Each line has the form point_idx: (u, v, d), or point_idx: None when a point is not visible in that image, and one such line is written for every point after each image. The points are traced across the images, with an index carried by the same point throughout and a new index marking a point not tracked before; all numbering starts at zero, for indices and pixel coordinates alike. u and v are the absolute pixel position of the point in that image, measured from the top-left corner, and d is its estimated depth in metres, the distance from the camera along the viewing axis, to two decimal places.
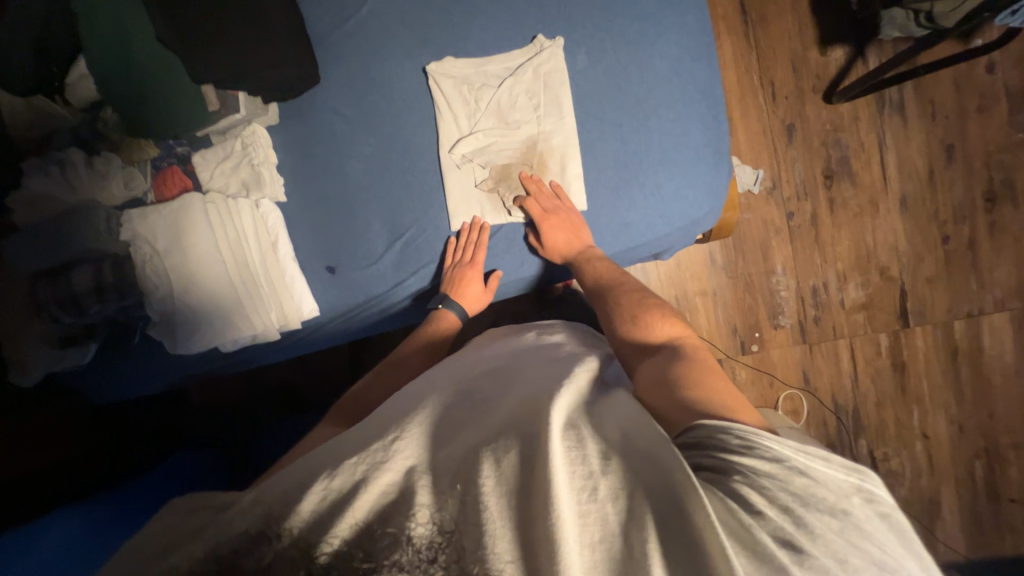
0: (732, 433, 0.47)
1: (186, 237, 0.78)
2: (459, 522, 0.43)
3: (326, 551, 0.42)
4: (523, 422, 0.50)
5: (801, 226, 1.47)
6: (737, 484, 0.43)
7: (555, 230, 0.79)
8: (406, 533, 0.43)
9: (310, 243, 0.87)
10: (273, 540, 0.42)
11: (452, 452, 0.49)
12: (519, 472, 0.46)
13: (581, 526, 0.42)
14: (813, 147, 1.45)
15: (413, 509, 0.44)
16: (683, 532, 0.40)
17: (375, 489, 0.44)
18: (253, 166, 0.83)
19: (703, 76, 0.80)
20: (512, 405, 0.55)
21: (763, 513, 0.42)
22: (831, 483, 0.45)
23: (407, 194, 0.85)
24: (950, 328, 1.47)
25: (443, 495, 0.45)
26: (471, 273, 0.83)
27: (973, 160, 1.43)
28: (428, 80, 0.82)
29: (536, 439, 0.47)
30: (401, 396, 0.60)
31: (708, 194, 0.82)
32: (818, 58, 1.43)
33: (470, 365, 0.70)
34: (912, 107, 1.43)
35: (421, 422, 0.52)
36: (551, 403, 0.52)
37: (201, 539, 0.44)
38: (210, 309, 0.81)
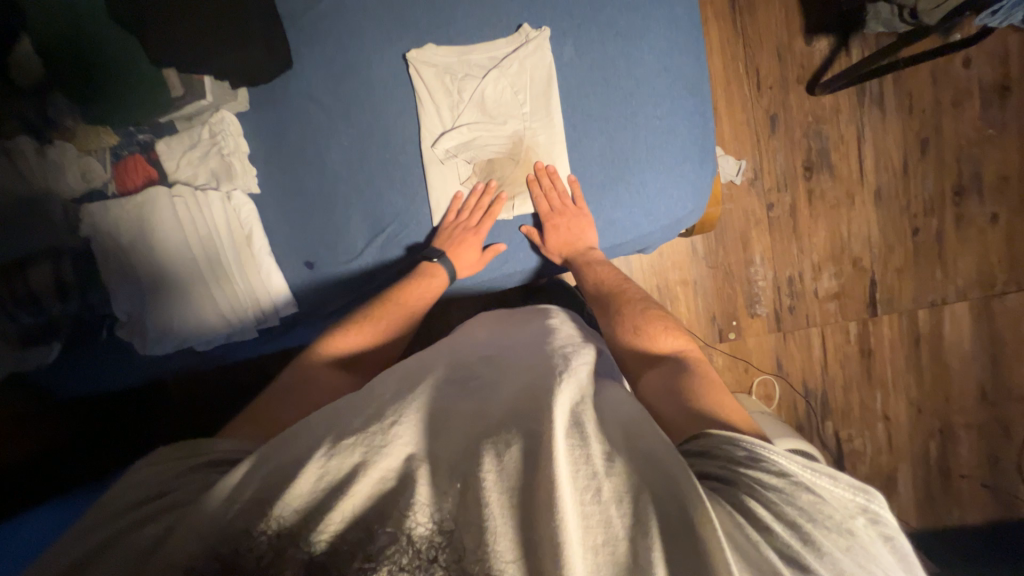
0: (738, 447, 0.49)
1: (151, 230, 0.74)
2: (459, 519, 0.43)
3: (321, 541, 0.42)
4: (523, 415, 0.50)
5: (780, 217, 1.50)
6: (744, 498, 0.44)
7: (560, 231, 0.80)
8: (406, 530, 0.43)
9: (286, 236, 0.83)
10: (267, 532, 0.42)
11: (450, 443, 0.48)
12: (521, 466, 0.45)
13: (585, 526, 0.42)
14: (794, 139, 1.46)
15: (411, 502, 0.44)
16: (688, 537, 0.41)
17: (372, 476, 0.44)
18: (223, 156, 0.79)
19: (690, 71, 0.79)
20: (510, 396, 0.55)
21: (770, 528, 0.42)
22: (836, 502, 0.44)
23: (387, 187, 0.82)
24: (914, 317, 1.53)
25: (444, 490, 0.45)
26: (471, 239, 0.81)
27: (945, 154, 1.47)
28: (409, 68, 0.79)
29: (539, 433, 0.47)
30: (394, 376, 0.59)
31: (693, 192, 0.81)
32: (803, 48, 1.42)
33: (464, 352, 0.68)
34: (891, 100, 1.45)
35: (418, 412, 0.51)
36: (554, 397, 0.51)
37: (189, 528, 0.42)
38: (184, 302, 0.78)
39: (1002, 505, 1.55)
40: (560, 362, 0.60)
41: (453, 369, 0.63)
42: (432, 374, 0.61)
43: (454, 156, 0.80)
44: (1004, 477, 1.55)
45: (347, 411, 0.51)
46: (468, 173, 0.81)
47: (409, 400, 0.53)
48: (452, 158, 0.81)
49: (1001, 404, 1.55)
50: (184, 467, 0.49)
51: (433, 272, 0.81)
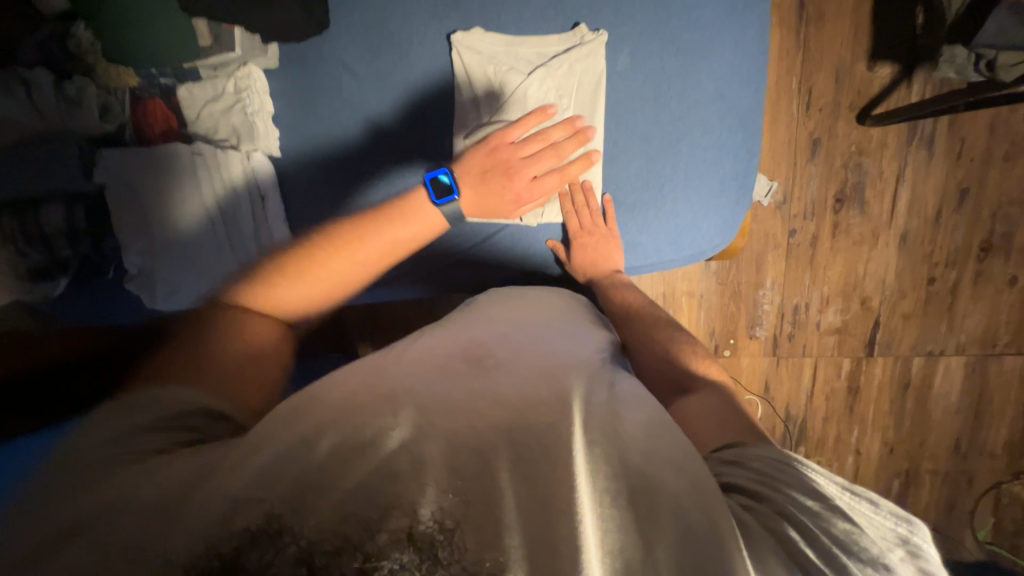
0: (776, 469, 0.47)
1: (166, 182, 0.73)
2: (466, 512, 0.39)
3: (314, 528, 0.38)
4: (543, 406, 0.47)
5: (800, 244, 1.47)
6: (776, 520, 0.43)
7: (588, 250, 0.79)
8: (413, 515, 0.38)
9: (304, 205, 0.81)
10: (256, 533, 0.38)
11: (464, 425, 0.45)
12: (540, 461, 0.43)
13: (607, 533, 0.40)
14: (833, 167, 1.41)
15: (422, 486, 0.40)
16: (712, 554, 0.39)
17: (380, 456, 0.41)
18: (246, 113, 0.75)
19: (746, 104, 0.75)
20: (524, 379, 0.51)
21: (799, 552, 0.41)
22: (876, 534, 0.43)
23: (413, 171, 0.80)
24: (909, 363, 1.55)
25: (453, 475, 0.41)
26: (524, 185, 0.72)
27: (982, 208, 1.42)
28: (452, 51, 0.75)
29: (558, 429, 0.45)
30: (408, 355, 0.57)
31: (722, 228, 0.79)
32: (863, 72, 1.34)
33: (474, 326, 0.64)
34: (941, 143, 1.39)
35: (431, 392, 0.48)
36: (573, 396, 0.49)
37: (187, 516, 0.39)
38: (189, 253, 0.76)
39: (947, 547, 1.63)
40: (576, 362, 0.57)
41: (465, 344, 0.59)
42: (442, 352, 0.57)
43: None
44: (955, 523, 1.63)
45: (349, 397, 0.48)
46: None
47: (419, 383, 0.50)
48: None
49: (971, 457, 1.60)
50: (166, 424, 0.48)
51: (416, 211, 0.69)
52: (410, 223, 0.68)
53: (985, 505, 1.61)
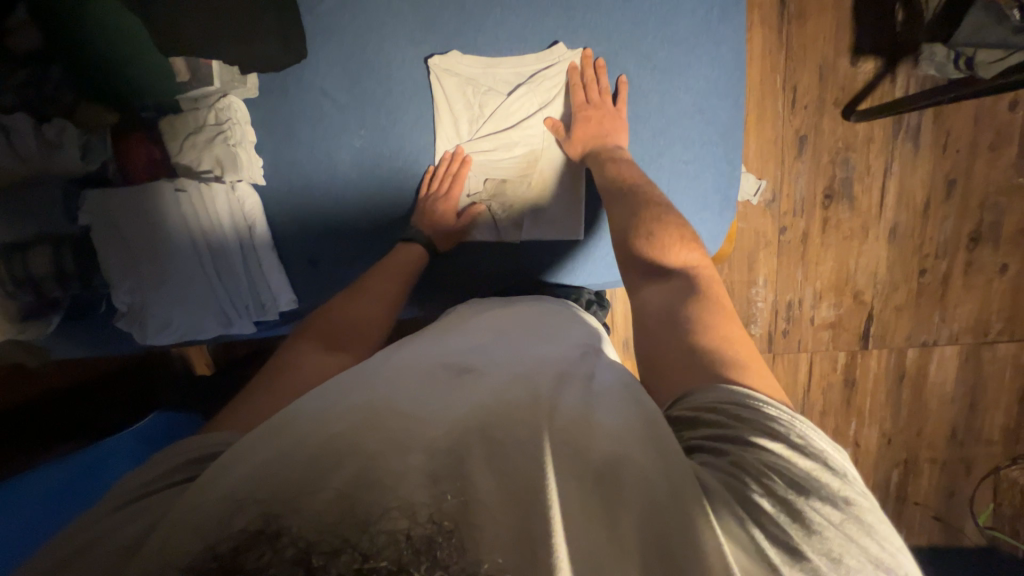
0: (736, 415, 0.46)
1: (151, 216, 0.73)
2: (461, 515, 0.38)
3: (307, 530, 0.36)
4: (519, 406, 0.48)
5: (791, 241, 1.48)
6: (739, 475, 0.42)
7: (590, 123, 0.74)
8: (404, 506, 0.38)
9: (291, 234, 0.83)
10: (252, 535, 0.36)
11: (442, 425, 0.45)
12: (514, 454, 0.43)
13: (576, 517, 0.39)
14: (820, 163, 1.41)
15: (404, 479, 0.39)
16: (689, 536, 0.38)
17: (360, 457, 0.41)
18: (229, 145, 0.75)
19: (725, 116, 0.74)
20: (499, 382, 0.53)
21: (764, 512, 0.40)
22: (825, 467, 0.42)
23: (397, 194, 0.81)
24: (903, 354, 1.56)
25: (435, 473, 0.40)
26: (447, 207, 0.79)
27: (969, 198, 1.43)
28: (431, 74, 0.75)
29: (528, 426, 0.45)
30: (384, 365, 0.57)
31: (706, 240, 0.79)
32: (847, 67, 1.34)
33: (453, 339, 0.66)
34: (926, 135, 1.39)
35: (409, 399, 0.49)
36: (546, 396, 0.50)
37: (172, 530, 0.38)
38: (176, 283, 0.77)
39: (947, 534, 1.65)
40: (549, 364, 0.58)
41: (439, 356, 0.60)
42: (418, 362, 0.58)
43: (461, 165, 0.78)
44: (955, 510, 1.64)
45: (332, 407, 0.48)
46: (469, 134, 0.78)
47: (394, 391, 0.51)
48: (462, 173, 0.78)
49: (969, 445, 1.61)
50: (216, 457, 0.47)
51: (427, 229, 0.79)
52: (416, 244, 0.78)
53: (984, 490, 1.63)
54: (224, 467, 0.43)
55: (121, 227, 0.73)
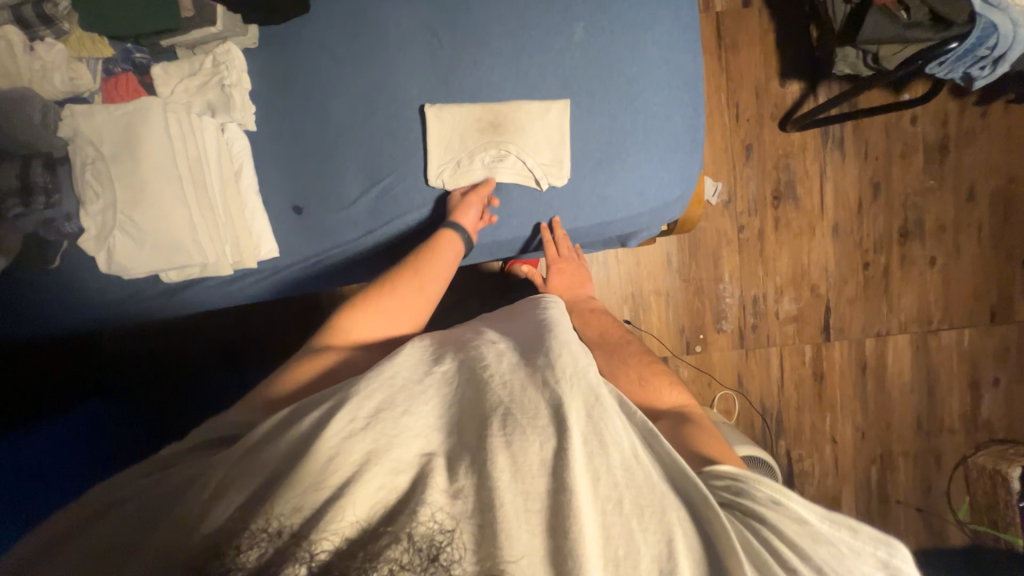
0: (757, 488, 0.48)
1: (138, 144, 0.71)
2: (479, 533, 0.39)
3: (312, 561, 0.36)
4: (538, 408, 0.46)
5: (750, 239, 1.60)
6: (768, 537, 0.44)
7: (563, 273, 0.89)
8: (405, 532, 0.38)
9: (277, 180, 0.84)
10: (254, 535, 0.37)
11: (460, 441, 0.44)
12: (538, 473, 0.42)
13: (601, 538, 0.40)
14: (766, 169, 1.59)
15: (417, 507, 0.39)
16: (707, 556, 0.42)
17: (371, 484, 0.40)
18: (223, 87, 0.76)
19: (688, 69, 0.84)
20: (517, 382, 0.49)
21: (796, 570, 0.43)
22: (858, 553, 0.45)
23: (389, 139, 0.83)
24: (862, 345, 1.65)
25: (453, 488, 0.41)
26: (471, 199, 0.82)
27: (893, 200, 1.62)
28: (427, 30, 0.80)
29: (554, 438, 0.43)
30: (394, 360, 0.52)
31: (680, 180, 0.86)
32: (777, 88, 1.57)
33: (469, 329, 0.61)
34: (849, 145, 1.60)
35: (433, 407, 0.47)
36: (569, 398, 0.46)
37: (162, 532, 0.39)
38: (157, 232, 0.73)
39: (932, 533, 1.65)
40: (564, 364, 0.49)
41: (454, 348, 0.56)
42: (434, 357, 0.54)
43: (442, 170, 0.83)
44: (936, 505, 1.65)
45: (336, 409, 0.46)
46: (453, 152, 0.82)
47: (418, 396, 0.48)
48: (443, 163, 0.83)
49: (934, 434, 1.67)
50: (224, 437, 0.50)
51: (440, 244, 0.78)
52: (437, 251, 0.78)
53: (958, 483, 1.65)
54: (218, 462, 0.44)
55: (109, 169, 0.71)
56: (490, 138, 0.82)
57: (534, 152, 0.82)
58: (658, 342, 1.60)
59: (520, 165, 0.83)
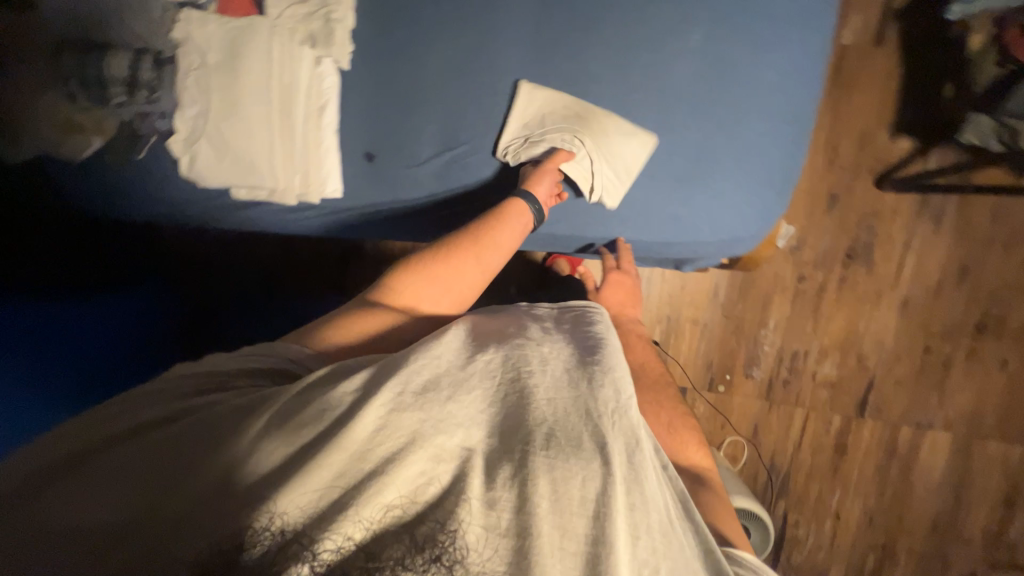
0: None
1: (240, 61, 0.75)
2: (511, 556, 0.39)
3: (323, 555, 0.37)
4: (585, 438, 0.45)
5: (807, 292, 1.51)
6: None
7: (620, 284, 0.84)
8: (437, 534, 0.39)
9: (357, 123, 0.84)
10: (256, 534, 0.37)
11: (501, 448, 0.44)
12: (576, 512, 0.41)
13: None
14: (846, 223, 1.48)
15: (455, 519, 0.40)
16: None
17: (410, 480, 0.41)
18: (327, 20, 0.77)
19: (802, 103, 0.78)
20: (563, 402, 0.47)
21: None
22: None
23: (473, 107, 0.82)
24: (897, 430, 1.54)
25: (488, 497, 0.41)
26: (548, 167, 0.80)
27: (979, 289, 1.48)
28: (540, 5, 0.77)
29: (602, 482, 0.42)
30: (439, 340, 0.51)
31: (760, 217, 0.81)
32: (885, 141, 1.44)
33: (511, 317, 0.59)
34: (948, 220, 1.47)
35: (476, 402, 0.46)
36: (614, 437, 0.45)
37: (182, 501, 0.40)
38: (238, 148, 0.77)
39: None
40: (607, 398, 0.48)
41: (497, 337, 0.53)
42: (479, 344, 0.52)
43: (513, 140, 0.81)
44: None
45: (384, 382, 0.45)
46: (529, 127, 0.80)
47: (461, 387, 0.46)
48: (514, 132, 0.80)
49: (948, 542, 1.56)
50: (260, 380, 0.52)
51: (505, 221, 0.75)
52: (501, 228, 0.74)
53: None
54: (243, 433, 0.43)
55: (210, 81, 0.75)
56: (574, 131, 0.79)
57: (611, 156, 0.77)
58: (681, 370, 1.56)
59: (591, 165, 0.79)
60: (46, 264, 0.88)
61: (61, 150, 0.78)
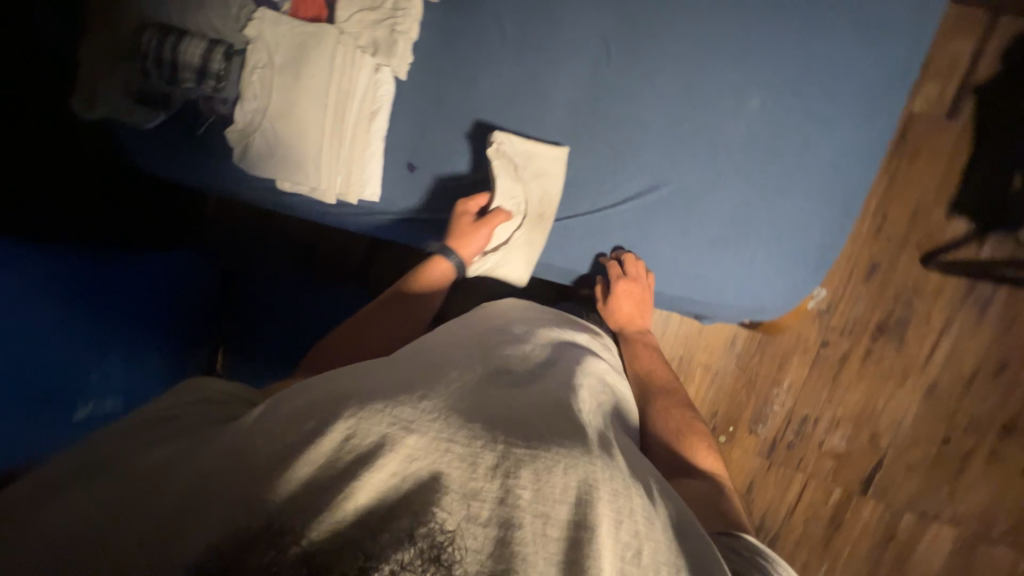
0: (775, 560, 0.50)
1: (305, 64, 0.78)
2: (495, 548, 0.38)
3: (317, 531, 0.36)
4: (562, 437, 0.46)
5: (829, 358, 1.47)
6: None
7: (631, 296, 0.79)
8: (423, 517, 0.38)
9: (405, 134, 0.85)
10: (253, 518, 0.37)
11: (481, 430, 0.44)
12: (558, 499, 0.41)
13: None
14: (883, 296, 1.42)
15: (439, 496, 0.39)
16: None
17: (392, 458, 0.40)
18: (393, 31, 0.79)
19: (855, 182, 0.75)
20: (538, 410, 0.49)
21: None
22: None
23: (519, 134, 0.81)
24: (899, 516, 1.49)
25: (469, 487, 0.40)
26: (482, 230, 0.78)
27: (1014, 388, 1.41)
28: (602, 46, 0.77)
29: (579, 467, 0.43)
30: (422, 359, 0.56)
31: (791, 289, 0.79)
32: (939, 219, 1.38)
33: (491, 343, 0.63)
34: (993, 311, 1.39)
35: (454, 397, 0.48)
36: (586, 436, 0.48)
37: (149, 508, 0.38)
38: (290, 145, 0.81)
39: None
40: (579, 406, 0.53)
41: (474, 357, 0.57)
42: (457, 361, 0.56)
43: (504, 150, 0.79)
44: None
45: (370, 382, 0.49)
46: (529, 148, 0.79)
47: (437, 388, 0.49)
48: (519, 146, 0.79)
49: None
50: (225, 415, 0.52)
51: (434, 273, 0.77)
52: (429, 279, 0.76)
53: None
54: (223, 446, 0.43)
55: (273, 81, 0.79)
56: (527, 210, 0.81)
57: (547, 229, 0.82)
58: None
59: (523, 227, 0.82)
60: (59, 217, 0.91)
61: (128, 118, 0.82)
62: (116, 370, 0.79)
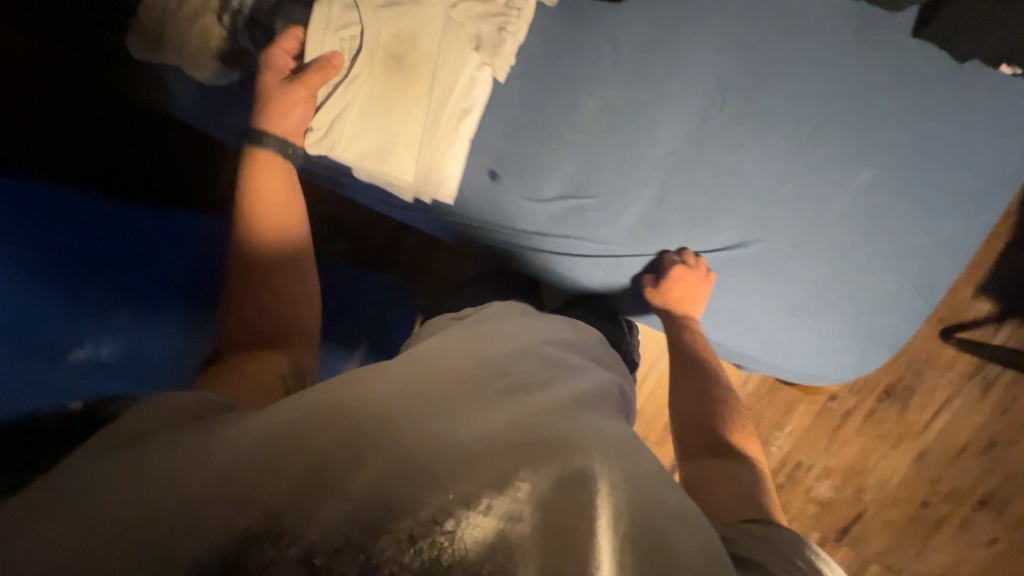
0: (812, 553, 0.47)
1: (407, 55, 0.76)
2: (493, 540, 0.34)
3: (317, 529, 0.32)
4: (563, 433, 0.42)
5: (832, 411, 1.51)
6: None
7: (682, 284, 0.75)
8: (429, 514, 0.34)
9: (492, 140, 0.80)
10: (249, 510, 0.33)
11: (486, 426, 0.41)
12: (559, 494, 0.37)
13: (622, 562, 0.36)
14: (895, 361, 1.47)
15: (444, 489, 0.35)
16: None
17: (395, 453, 0.37)
18: (501, 31, 0.76)
19: (940, 272, 0.75)
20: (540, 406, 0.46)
21: None
22: None
23: (614, 163, 0.77)
24: (866, 566, 1.56)
25: (486, 481, 0.36)
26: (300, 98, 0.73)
27: (997, 465, 1.48)
28: (717, 89, 0.74)
29: (581, 459, 0.41)
30: (426, 350, 0.51)
31: (853, 364, 0.79)
32: (964, 297, 1.42)
33: (493, 334, 0.59)
34: (994, 392, 1.45)
35: (454, 390, 0.44)
36: (586, 430, 0.45)
37: (116, 522, 0.32)
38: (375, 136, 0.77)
39: None
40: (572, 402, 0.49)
41: (476, 350, 0.53)
42: (458, 352, 0.51)
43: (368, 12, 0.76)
44: None
45: (373, 375, 0.44)
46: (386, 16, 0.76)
47: (434, 378, 0.45)
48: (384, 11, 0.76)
49: None
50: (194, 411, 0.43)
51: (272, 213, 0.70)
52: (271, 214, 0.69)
53: None
54: (208, 448, 0.36)
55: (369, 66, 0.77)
56: (374, 54, 0.76)
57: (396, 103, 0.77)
58: None
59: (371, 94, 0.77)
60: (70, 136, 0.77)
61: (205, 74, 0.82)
62: (118, 328, 0.65)
